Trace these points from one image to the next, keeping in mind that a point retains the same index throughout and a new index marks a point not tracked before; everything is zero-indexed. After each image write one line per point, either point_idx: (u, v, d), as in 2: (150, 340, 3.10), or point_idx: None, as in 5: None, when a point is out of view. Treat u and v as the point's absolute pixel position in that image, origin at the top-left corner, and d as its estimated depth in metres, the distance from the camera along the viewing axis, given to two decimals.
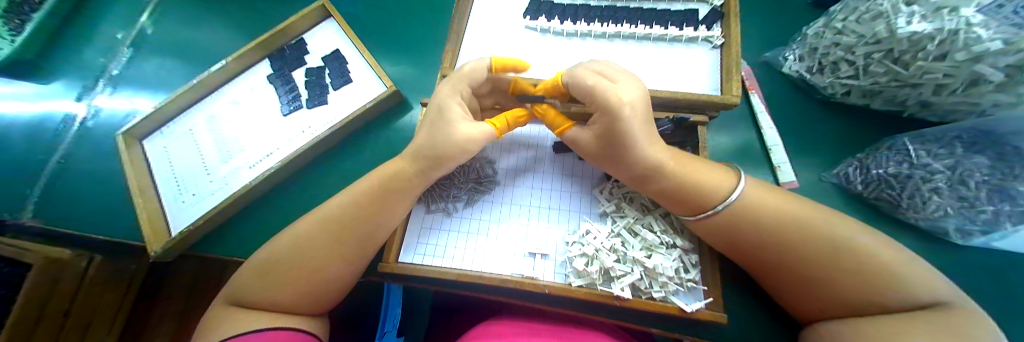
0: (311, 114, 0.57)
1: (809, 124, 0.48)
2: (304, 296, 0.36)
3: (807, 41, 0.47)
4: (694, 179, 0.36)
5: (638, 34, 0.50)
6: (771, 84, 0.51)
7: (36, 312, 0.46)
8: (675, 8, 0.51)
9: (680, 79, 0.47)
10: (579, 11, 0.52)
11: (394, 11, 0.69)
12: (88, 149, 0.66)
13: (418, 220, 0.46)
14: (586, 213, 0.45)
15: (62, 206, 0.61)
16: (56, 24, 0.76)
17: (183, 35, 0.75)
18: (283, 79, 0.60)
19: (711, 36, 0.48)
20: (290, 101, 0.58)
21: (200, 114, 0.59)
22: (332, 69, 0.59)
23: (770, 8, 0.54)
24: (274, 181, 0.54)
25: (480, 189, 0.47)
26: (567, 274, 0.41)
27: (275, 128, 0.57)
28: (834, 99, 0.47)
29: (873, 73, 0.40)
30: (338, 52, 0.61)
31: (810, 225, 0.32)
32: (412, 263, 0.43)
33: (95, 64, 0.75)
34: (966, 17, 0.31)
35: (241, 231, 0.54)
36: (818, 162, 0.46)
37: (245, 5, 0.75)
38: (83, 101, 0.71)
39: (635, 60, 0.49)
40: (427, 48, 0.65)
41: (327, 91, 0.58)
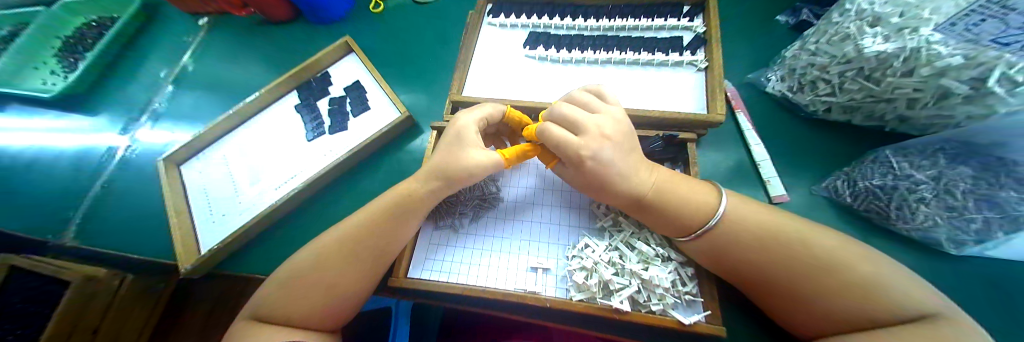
0: (330, 139, 0.62)
1: (797, 140, 0.50)
2: (317, 312, 0.38)
3: (787, 62, 0.50)
4: (678, 198, 0.39)
5: (629, 60, 0.54)
6: (758, 102, 0.53)
7: (68, 327, 0.49)
8: (662, 36, 0.56)
9: (671, 100, 0.51)
10: (573, 42, 0.57)
11: (408, 45, 0.75)
12: (131, 175, 0.73)
13: (426, 237, 0.48)
14: (585, 228, 0.47)
15: (104, 227, 0.67)
16: (108, 62, 0.87)
17: (221, 71, 0.84)
18: (308, 107, 0.66)
19: (696, 60, 0.52)
20: (314, 127, 0.63)
21: (231, 140, 0.65)
22: (350, 98, 0.65)
23: (753, 33, 0.58)
24: (294, 201, 0.58)
25: (484, 206, 0.50)
26: (568, 288, 0.42)
27: (296, 152, 0.62)
28: (817, 115, 0.49)
29: (849, 90, 0.43)
30: (357, 82, 0.67)
31: (796, 244, 0.33)
32: (419, 278, 0.45)
33: (140, 100, 0.83)
34: (925, 35, 0.35)
35: (259, 250, 0.57)
36: (809, 175, 0.48)
37: (277, 44, 0.84)
38: (127, 133, 0.79)
39: (627, 83, 0.53)
40: (437, 77, 0.71)
41: (346, 118, 0.63)
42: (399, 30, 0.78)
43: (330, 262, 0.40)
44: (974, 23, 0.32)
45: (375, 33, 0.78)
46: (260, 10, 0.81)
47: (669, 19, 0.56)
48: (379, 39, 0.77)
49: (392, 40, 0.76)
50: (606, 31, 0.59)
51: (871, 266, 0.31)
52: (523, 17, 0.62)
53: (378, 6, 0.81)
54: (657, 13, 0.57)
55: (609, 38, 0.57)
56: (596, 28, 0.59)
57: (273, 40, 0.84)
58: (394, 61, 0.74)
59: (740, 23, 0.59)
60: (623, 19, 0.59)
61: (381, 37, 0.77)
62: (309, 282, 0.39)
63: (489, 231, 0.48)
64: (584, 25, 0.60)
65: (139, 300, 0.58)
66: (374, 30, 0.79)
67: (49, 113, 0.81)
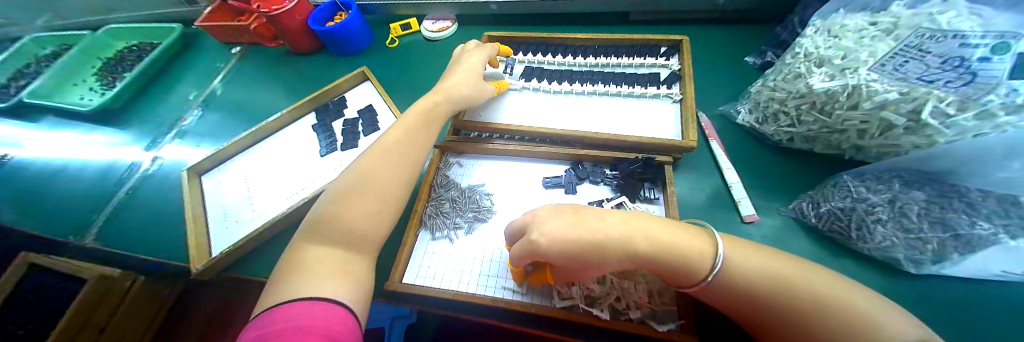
0: (342, 155, 0.68)
1: (766, 166, 0.54)
2: (368, 233, 0.42)
3: (752, 97, 0.57)
4: (670, 248, 0.35)
5: (612, 92, 0.61)
6: (729, 132, 0.59)
7: (81, 322, 0.52)
8: (642, 71, 0.64)
9: (650, 127, 0.56)
10: (564, 75, 0.65)
11: (418, 76, 0.84)
12: (149, 184, 0.78)
13: (422, 244, 0.52)
14: None
15: (117, 232, 0.71)
16: (144, 84, 0.97)
17: (247, 93, 0.92)
18: (324, 127, 0.72)
19: (672, 93, 0.58)
20: (327, 144, 0.69)
21: (251, 153, 0.71)
22: (363, 120, 0.72)
23: (724, 74, 0.66)
24: (303, 211, 0.63)
25: (477, 218, 0.53)
26: (551, 296, 0.44)
27: (309, 166, 0.67)
28: (782, 144, 0.54)
29: (805, 121, 0.49)
30: (370, 106, 0.74)
31: (787, 280, 0.31)
32: (412, 283, 0.48)
33: (169, 117, 0.91)
34: (863, 74, 0.41)
35: (264, 256, 0.61)
36: (778, 198, 0.52)
37: (300, 72, 0.93)
38: (151, 149, 0.85)
39: (611, 112, 0.59)
40: None
41: (358, 136, 0.70)
42: (411, 62, 0.87)
43: (348, 210, 0.42)
44: (901, 63, 0.39)
45: (390, 65, 0.87)
46: (289, 42, 0.91)
47: (648, 58, 0.65)
48: (393, 69, 0.86)
49: (404, 71, 0.85)
50: (593, 67, 0.67)
51: (860, 299, 0.28)
52: (522, 55, 0.71)
53: (394, 42, 0.91)
54: (637, 53, 0.66)
55: (595, 72, 0.65)
56: (584, 64, 0.67)
57: (297, 69, 0.94)
58: (405, 89, 0.82)
59: (712, 65, 0.67)
60: (607, 57, 0.67)
61: (394, 68, 0.86)
62: (337, 235, 0.40)
63: (481, 242, 0.51)
64: (573, 61, 0.68)
65: (147, 302, 0.61)
66: (389, 62, 0.88)
67: (85, 126, 0.90)
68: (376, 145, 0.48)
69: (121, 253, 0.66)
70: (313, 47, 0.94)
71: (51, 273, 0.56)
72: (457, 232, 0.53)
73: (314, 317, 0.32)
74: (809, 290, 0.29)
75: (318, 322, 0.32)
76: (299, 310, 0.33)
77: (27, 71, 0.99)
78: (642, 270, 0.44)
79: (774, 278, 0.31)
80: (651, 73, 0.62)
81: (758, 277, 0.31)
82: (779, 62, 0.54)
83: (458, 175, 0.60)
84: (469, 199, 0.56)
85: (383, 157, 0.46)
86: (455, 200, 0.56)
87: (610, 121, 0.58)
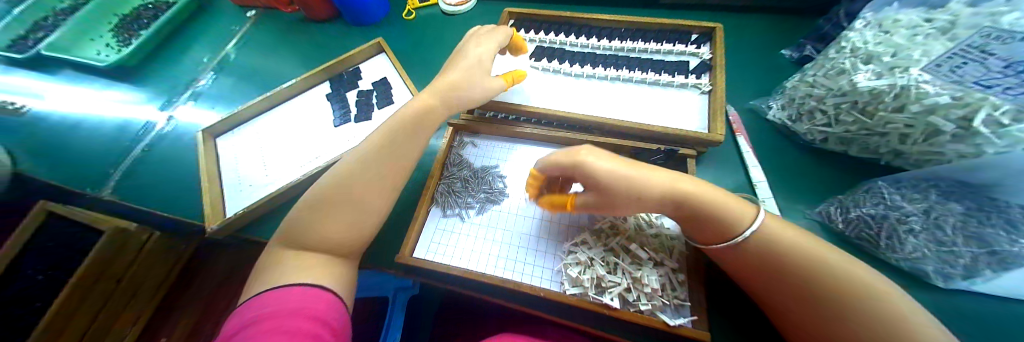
0: (355, 127, 0.67)
1: (794, 166, 0.52)
2: (371, 211, 0.43)
3: (787, 93, 0.54)
4: (715, 202, 0.37)
5: (637, 78, 0.59)
6: (758, 128, 0.56)
7: (97, 270, 0.54)
8: (670, 58, 0.61)
9: (675, 117, 0.54)
10: (586, 58, 0.62)
11: (435, 50, 0.81)
12: (163, 144, 0.78)
13: (433, 221, 0.52)
14: (580, 228, 0.48)
15: (132, 189, 0.71)
16: (158, 43, 0.96)
17: (261, 59, 0.91)
18: (338, 97, 0.71)
19: (701, 83, 0.56)
20: (341, 115, 0.68)
21: (263, 120, 0.70)
22: (377, 92, 0.71)
23: (757, 65, 0.63)
24: (314, 181, 0.62)
25: (489, 199, 0.52)
26: (561, 282, 0.43)
27: (322, 136, 0.67)
28: (815, 144, 0.52)
29: (844, 121, 0.46)
30: (385, 79, 0.72)
31: (825, 260, 0.32)
32: (422, 259, 0.48)
33: (183, 77, 0.91)
34: (915, 74, 0.38)
35: (274, 222, 0.61)
36: (805, 200, 0.49)
37: (314, 40, 0.91)
38: (166, 110, 0.85)
39: (634, 99, 0.57)
40: None
41: (372, 109, 0.68)
42: (427, 36, 0.84)
43: (357, 185, 0.42)
44: (958, 65, 0.35)
45: (405, 38, 0.85)
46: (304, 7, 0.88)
47: (677, 45, 0.62)
48: (409, 43, 0.84)
49: (420, 45, 0.83)
50: (618, 51, 0.64)
51: (892, 293, 0.30)
52: (544, 34, 0.68)
53: (411, 14, 0.89)
54: (664, 39, 0.62)
55: (619, 57, 0.62)
56: (608, 48, 0.64)
57: (311, 37, 0.92)
58: (420, 63, 0.80)
59: (745, 56, 0.64)
60: (634, 41, 0.63)
61: (410, 41, 0.84)
62: (342, 208, 0.41)
63: (492, 223, 0.51)
64: (597, 44, 0.65)
65: (159, 257, 0.62)
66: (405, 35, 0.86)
67: (101, 83, 0.90)
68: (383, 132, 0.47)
69: (137, 210, 0.67)
70: (329, 15, 0.92)
71: (64, 221, 0.57)
72: (469, 209, 0.52)
73: (294, 301, 0.35)
74: (850, 270, 0.31)
75: (300, 302, 0.35)
76: (278, 297, 0.35)
77: (43, 22, 0.99)
78: (658, 262, 0.43)
79: (809, 254, 0.33)
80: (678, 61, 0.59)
81: (794, 249, 0.34)
82: (820, 57, 0.51)
83: (473, 155, 0.59)
84: (481, 179, 0.55)
85: (389, 146, 0.45)
86: (468, 180, 0.55)
87: (632, 109, 0.56)
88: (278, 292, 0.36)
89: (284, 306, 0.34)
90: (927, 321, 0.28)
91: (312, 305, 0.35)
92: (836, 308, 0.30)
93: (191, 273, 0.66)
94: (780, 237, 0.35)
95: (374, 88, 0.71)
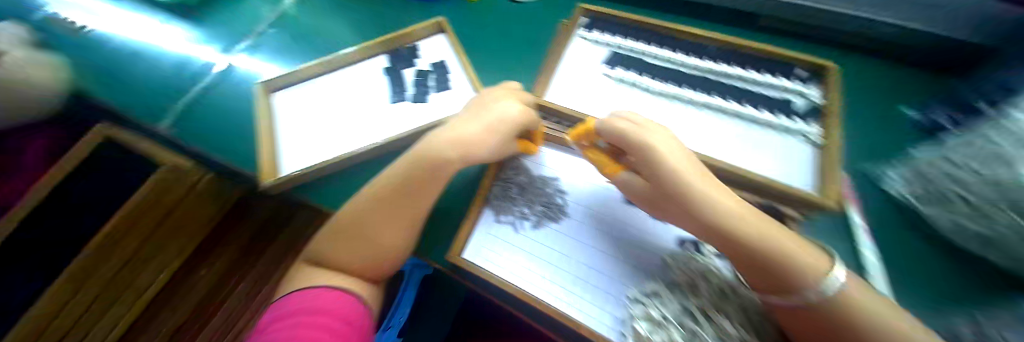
0: (411, 108, 0.63)
1: (906, 250, 0.46)
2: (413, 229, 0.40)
3: (914, 163, 0.47)
4: (780, 247, 0.31)
5: (730, 110, 0.52)
6: (873, 199, 0.50)
7: (152, 197, 0.66)
8: (772, 94, 0.52)
9: (767, 166, 0.47)
10: (669, 76, 0.56)
11: (502, 37, 0.75)
12: (210, 90, 0.76)
13: (485, 225, 0.48)
14: (648, 276, 0.42)
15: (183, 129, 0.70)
16: None
17: (316, 19, 0.88)
18: (394, 73, 0.67)
19: (811, 132, 0.47)
20: (396, 93, 0.65)
21: (314, 85, 0.67)
22: (435, 76, 0.66)
23: (873, 123, 0.56)
24: (360, 159, 0.59)
25: (549, 214, 0.48)
26: (622, 332, 0.38)
27: (373, 114, 0.63)
28: (943, 234, 0.44)
29: (994, 220, 0.37)
30: (443, 62, 0.67)
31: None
32: (471, 262, 0.45)
33: (238, 24, 0.89)
34: None
35: (318, 196, 0.59)
36: (915, 295, 0.43)
37: (373, 7, 0.87)
38: (228, 53, 0.84)
39: (726, 133, 0.51)
40: (530, 74, 0.69)
41: (428, 93, 0.64)
42: (488, 20, 0.79)
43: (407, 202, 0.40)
44: None
45: (467, 21, 0.79)
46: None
47: (780, 79, 0.53)
48: (468, 24, 0.79)
49: (479, 28, 0.78)
50: (710, 73, 0.56)
51: None
52: (626, 40, 0.61)
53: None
54: (767, 69, 0.54)
55: (710, 83, 0.55)
56: (700, 68, 0.57)
57: (370, 3, 0.87)
58: (484, 50, 0.74)
59: (858, 109, 0.57)
60: (728, 66, 0.56)
61: (470, 23, 0.79)
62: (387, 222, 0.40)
63: (550, 243, 0.46)
64: (687, 62, 0.57)
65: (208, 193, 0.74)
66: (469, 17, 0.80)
67: (162, 16, 0.89)
68: (415, 156, 0.41)
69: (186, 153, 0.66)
70: None
71: (129, 152, 0.67)
72: (523, 220, 0.48)
73: (333, 295, 0.39)
74: None
75: (338, 295, 0.39)
76: (317, 290, 0.39)
77: None
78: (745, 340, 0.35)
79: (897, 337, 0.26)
80: (779, 98, 0.52)
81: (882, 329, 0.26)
82: (970, 133, 0.42)
83: (533, 161, 0.53)
84: (541, 190, 0.50)
85: (425, 179, 0.40)
86: (528, 189, 0.50)
87: (722, 145, 0.50)
88: (318, 286, 0.40)
89: (325, 300, 0.38)
90: None
91: (347, 298, 0.39)
92: None
93: (238, 209, 0.81)
94: (873, 318, 0.27)
95: (432, 70, 0.66)
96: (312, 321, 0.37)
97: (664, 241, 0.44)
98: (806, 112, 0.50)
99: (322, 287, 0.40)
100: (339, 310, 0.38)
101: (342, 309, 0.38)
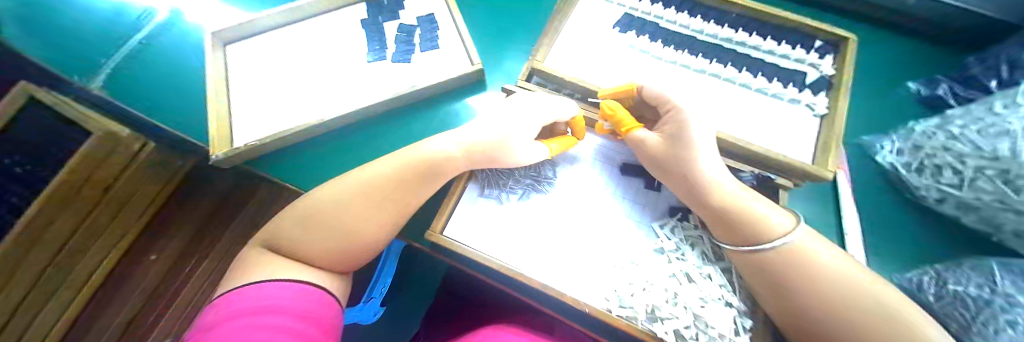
0: (391, 68, 0.55)
1: (890, 226, 0.47)
2: (401, 199, 0.38)
3: (911, 136, 0.46)
4: (746, 214, 0.34)
5: (740, 81, 0.45)
6: (864, 174, 0.49)
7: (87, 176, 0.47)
8: (783, 64, 0.46)
9: (784, 141, 0.41)
10: (659, 34, 0.48)
11: None
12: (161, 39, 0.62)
13: (471, 194, 0.44)
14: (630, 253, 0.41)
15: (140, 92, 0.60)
16: None
17: None
18: (372, 25, 0.58)
19: (816, 103, 0.42)
20: (377, 49, 0.56)
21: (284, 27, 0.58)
22: (422, 29, 0.57)
23: (874, 92, 0.53)
24: (342, 123, 0.53)
25: (536, 187, 0.44)
26: (608, 300, 0.38)
27: (345, 66, 0.55)
28: (925, 203, 0.46)
29: (980, 188, 0.38)
30: (431, 16, 0.58)
31: (848, 283, 0.30)
32: (456, 238, 0.41)
33: None
34: None
35: (297, 165, 0.54)
36: (880, 258, 0.46)
37: None
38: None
39: (724, 106, 0.44)
40: (524, 28, 0.62)
41: (412, 49, 0.56)
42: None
43: (403, 179, 0.38)
44: None
45: None
46: None
47: (796, 47, 0.46)
48: None
49: None
50: (712, 39, 0.48)
51: (885, 290, 0.30)
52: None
53: None
54: (775, 36, 0.47)
55: (694, 44, 0.47)
56: (698, 30, 0.48)
57: None
58: None
59: (870, 72, 0.54)
60: (746, 34, 0.47)
61: None
62: (377, 187, 0.37)
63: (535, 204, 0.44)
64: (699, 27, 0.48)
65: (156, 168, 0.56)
66: None
67: None
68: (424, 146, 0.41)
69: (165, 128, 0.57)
70: None
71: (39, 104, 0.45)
72: (512, 191, 0.44)
73: (291, 292, 0.30)
74: (863, 283, 0.29)
75: (304, 288, 0.31)
76: (258, 286, 0.30)
77: None
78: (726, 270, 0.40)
79: (846, 278, 0.30)
80: (795, 71, 0.45)
81: (827, 287, 0.30)
82: (979, 104, 0.41)
83: None
84: (529, 164, 0.46)
85: (416, 162, 0.39)
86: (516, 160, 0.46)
87: (736, 121, 0.43)
88: (274, 290, 0.29)
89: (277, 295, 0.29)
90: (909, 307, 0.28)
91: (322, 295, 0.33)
92: (833, 324, 0.29)
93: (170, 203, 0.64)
94: (812, 256, 0.32)
95: (420, 25, 0.57)
96: (267, 313, 0.27)
97: (655, 206, 0.45)
98: (791, 78, 0.44)
99: (285, 275, 0.32)
100: (307, 305, 0.30)
101: (309, 307, 0.30)
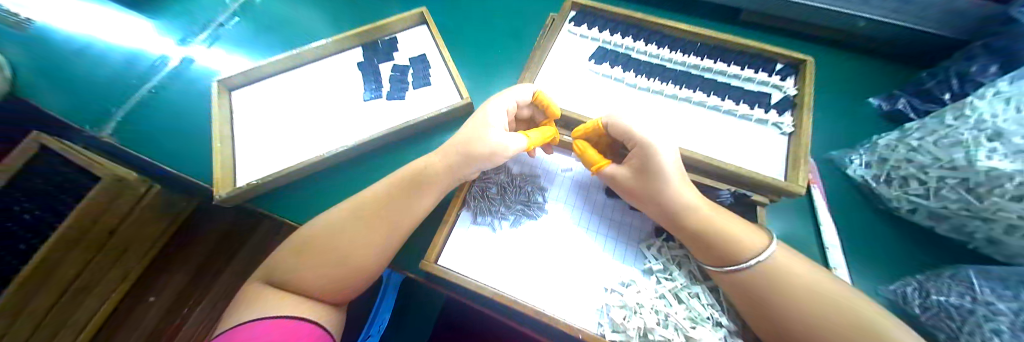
0: (386, 105, 0.59)
1: (869, 239, 0.48)
2: (386, 219, 0.39)
3: (877, 150, 0.48)
4: (723, 235, 0.36)
5: (710, 104, 0.48)
6: (837, 188, 0.52)
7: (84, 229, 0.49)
8: (748, 87, 0.49)
9: (755, 160, 0.44)
10: (631, 63, 0.52)
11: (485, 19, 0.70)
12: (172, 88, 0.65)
13: (464, 224, 0.45)
14: (620, 274, 0.42)
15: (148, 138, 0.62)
16: None
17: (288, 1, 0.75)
18: (368, 67, 0.62)
19: (782, 122, 0.45)
20: (373, 88, 0.60)
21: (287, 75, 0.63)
22: (414, 69, 0.62)
23: (841, 109, 0.56)
24: (341, 159, 0.56)
25: (527, 211, 0.46)
26: (602, 323, 0.39)
27: (344, 106, 0.59)
28: (898, 212, 0.47)
29: (945, 196, 0.40)
30: (423, 56, 0.62)
31: (824, 292, 0.32)
32: (448, 267, 0.42)
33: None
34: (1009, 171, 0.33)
35: (296, 201, 0.56)
36: (876, 274, 0.46)
37: None
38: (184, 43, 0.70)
39: (697, 129, 0.46)
40: (512, 63, 0.66)
41: (405, 87, 0.60)
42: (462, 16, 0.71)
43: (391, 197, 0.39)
44: None
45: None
46: None
47: (759, 71, 0.50)
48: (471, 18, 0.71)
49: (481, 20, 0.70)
50: (680, 66, 0.52)
51: (857, 298, 0.32)
52: (609, 34, 0.54)
53: None
54: (737, 62, 0.51)
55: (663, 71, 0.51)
56: (666, 59, 0.52)
57: None
58: (468, 32, 0.69)
59: (834, 90, 0.57)
60: (713, 61, 0.51)
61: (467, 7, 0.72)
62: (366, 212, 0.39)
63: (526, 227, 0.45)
64: (669, 56, 0.52)
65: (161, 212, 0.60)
66: None
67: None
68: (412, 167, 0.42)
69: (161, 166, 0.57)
70: None
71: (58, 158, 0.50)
72: (503, 217, 0.46)
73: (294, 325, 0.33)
74: (837, 294, 0.32)
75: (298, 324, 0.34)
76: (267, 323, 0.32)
77: None
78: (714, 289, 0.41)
79: (823, 290, 0.32)
80: (761, 94, 0.48)
81: (808, 300, 0.32)
82: (934, 117, 0.44)
83: (518, 162, 0.51)
84: (521, 189, 0.48)
85: (402, 183, 0.40)
86: (506, 187, 0.48)
87: (709, 142, 0.46)
88: (278, 319, 0.33)
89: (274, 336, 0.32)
90: (878, 311, 0.31)
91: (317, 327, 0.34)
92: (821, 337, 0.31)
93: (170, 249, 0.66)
94: (786, 269, 0.34)
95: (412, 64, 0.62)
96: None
97: (639, 229, 0.46)
98: (758, 100, 0.47)
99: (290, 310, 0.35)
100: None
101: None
